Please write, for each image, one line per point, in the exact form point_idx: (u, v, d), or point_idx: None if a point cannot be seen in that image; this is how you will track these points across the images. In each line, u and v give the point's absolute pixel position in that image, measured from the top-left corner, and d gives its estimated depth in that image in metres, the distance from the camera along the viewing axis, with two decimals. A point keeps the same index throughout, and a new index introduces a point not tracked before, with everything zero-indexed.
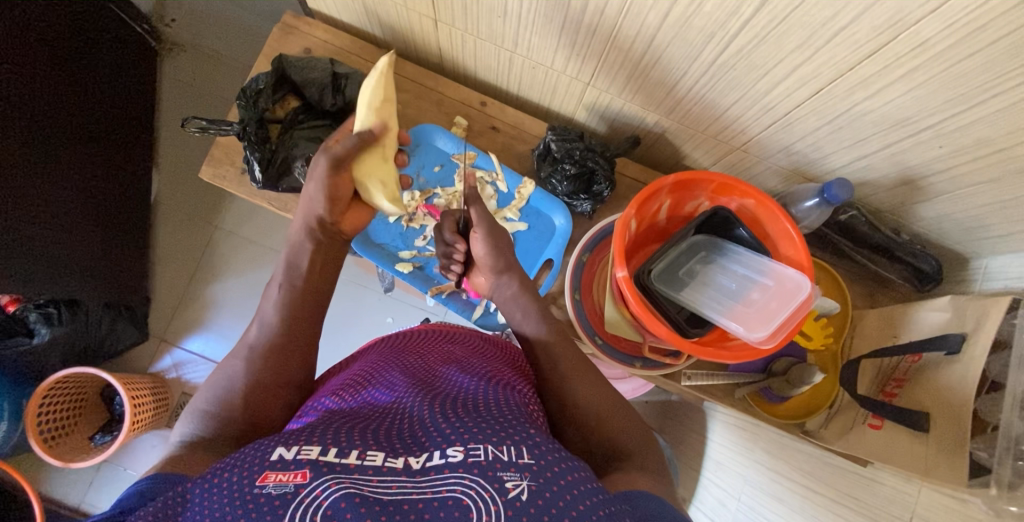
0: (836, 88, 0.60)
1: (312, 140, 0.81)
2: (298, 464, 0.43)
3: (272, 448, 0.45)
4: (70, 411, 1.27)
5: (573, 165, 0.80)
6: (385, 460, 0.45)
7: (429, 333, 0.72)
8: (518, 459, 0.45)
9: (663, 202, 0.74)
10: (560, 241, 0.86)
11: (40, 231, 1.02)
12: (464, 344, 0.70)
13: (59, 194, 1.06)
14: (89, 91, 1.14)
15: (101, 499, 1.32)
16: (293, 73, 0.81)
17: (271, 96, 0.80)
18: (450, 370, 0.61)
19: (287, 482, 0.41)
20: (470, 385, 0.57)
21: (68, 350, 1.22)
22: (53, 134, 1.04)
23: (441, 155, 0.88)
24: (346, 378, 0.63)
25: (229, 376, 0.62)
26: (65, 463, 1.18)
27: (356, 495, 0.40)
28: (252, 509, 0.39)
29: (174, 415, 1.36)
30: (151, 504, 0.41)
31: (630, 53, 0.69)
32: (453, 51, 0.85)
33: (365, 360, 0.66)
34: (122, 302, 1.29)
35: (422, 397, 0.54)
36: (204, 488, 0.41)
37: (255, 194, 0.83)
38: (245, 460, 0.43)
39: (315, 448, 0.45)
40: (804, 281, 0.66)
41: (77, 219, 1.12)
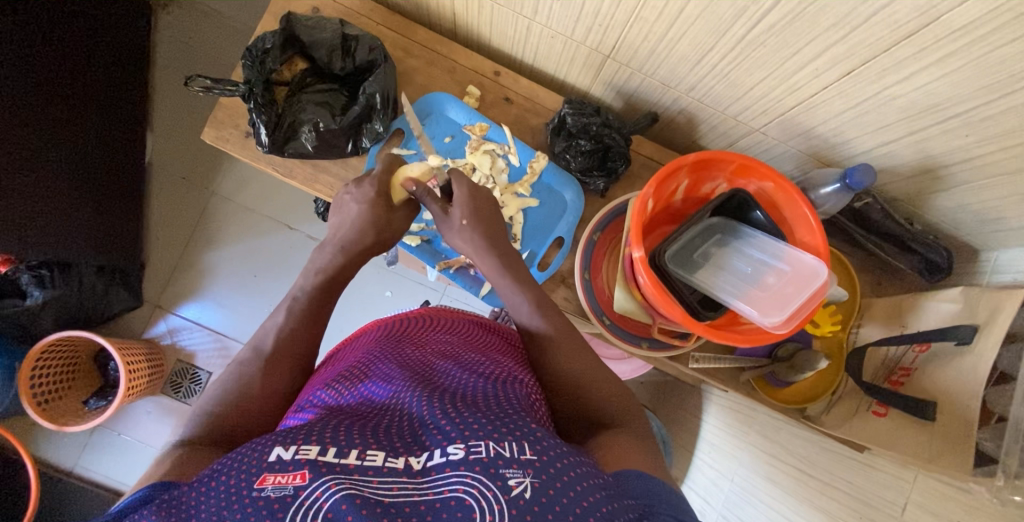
0: (869, 70, 0.59)
1: (321, 105, 0.78)
2: (297, 464, 0.41)
3: (269, 447, 0.43)
4: (63, 376, 1.25)
5: (589, 141, 0.80)
6: (385, 460, 0.43)
7: (428, 320, 0.71)
8: (520, 455, 0.44)
9: (681, 182, 0.73)
10: (571, 218, 0.83)
11: (29, 189, 0.98)
12: (463, 334, 0.69)
13: (49, 152, 1.02)
14: (84, 45, 1.10)
15: (93, 463, 1.31)
16: (301, 32, 0.78)
17: (278, 57, 0.77)
18: (447, 363, 0.59)
19: (286, 485, 0.40)
20: (470, 379, 0.56)
21: (62, 313, 1.20)
22: (46, 89, 1.01)
23: (452, 125, 0.84)
24: (341, 369, 0.61)
25: (228, 375, 0.61)
26: (59, 427, 1.17)
27: (358, 498, 0.40)
28: (250, 513, 0.38)
29: (168, 381, 1.35)
30: (148, 506, 0.40)
31: (656, 24, 0.66)
32: (468, 17, 0.82)
33: (359, 350, 0.65)
34: (117, 266, 1.26)
35: (420, 390, 0.52)
36: (202, 490, 0.40)
37: (259, 159, 0.81)
38: (241, 461, 0.42)
39: (313, 447, 0.43)
40: (821, 267, 0.65)
41: (71, 178, 1.09)
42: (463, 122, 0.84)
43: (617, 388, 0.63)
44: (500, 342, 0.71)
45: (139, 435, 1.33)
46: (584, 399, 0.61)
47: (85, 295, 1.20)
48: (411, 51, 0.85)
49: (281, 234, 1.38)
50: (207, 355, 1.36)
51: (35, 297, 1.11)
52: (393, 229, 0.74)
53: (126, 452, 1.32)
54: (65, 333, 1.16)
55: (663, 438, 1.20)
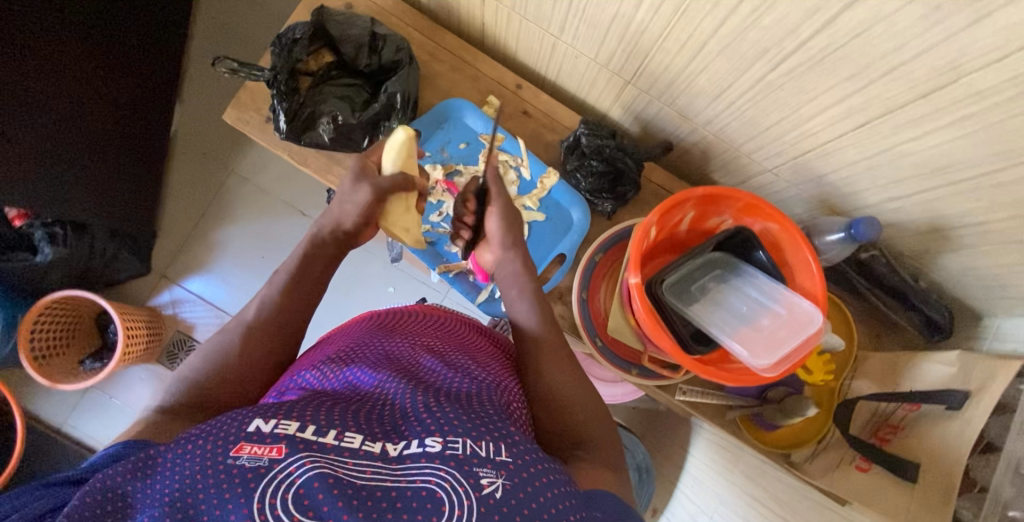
0: (883, 124, 0.59)
1: (342, 99, 0.80)
2: (275, 438, 0.42)
3: (250, 419, 0.44)
4: (64, 336, 1.28)
5: (601, 163, 0.80)
6: (362, 444, 0.44)
7: (420, 315, 0.72)
8: (495, 456, 0.44)
9: (687, 214, 0.73)
10: (575, 236, 0.84)
11: (53, 146, 1.01)
12: (454, 333, 0.69)
13: (79, 113, 1.05)
14: (125, 15, 1.13)
15: (81, 424, 1.33)
16: (331, 26, 0.79)
17: (306, 47, 0.78)
18: (434, 357, 0.60)
19: (261, 456, 0.40)
20: (453, 376, 0.56)
21: (70, 272, 1.22)
22: (85, 56, 1.04)
23: (468, 132, 0.86)
24: (328, 354, 0.61)
25: (215, 346, 0.61)
26: (53, 384, 1.19)
27: (331, 477, 0.40)
28: (222, 480, 0.39)
29: (165, 351, 1.37)
30: (120, 464, 0.41)
31: (678, 55, 0.67)
32: (496, 29, 0.84)
33: (348, 336, 0.65)
34: (128, 232, 1.28)
35: (404, 381, 0.53)
36: (178, 453, 0.41)
37: (275, 143, 0.82)
38: (220, 429, 0.43)
39: (293, 423, 0.44)
40: (817, 314, 0.65)
41: (96, 141, 1.11)
42: (480, 131, 0.85)
43: (594, 412, 0.62)
44: (489, 346, 0.71)
45: (131, 401, 1.34)
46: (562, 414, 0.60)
47: (94, 258, 1.22)
48: (436, 56, 0.86)
49: (293, 219, 1.40)
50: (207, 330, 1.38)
51: (44, 253, 1.12)
52: (397, 228, 0.74)
53: (115, 416, 1.34)
54: (66, 291, 1.19)
55: (646, 466, 1.19)
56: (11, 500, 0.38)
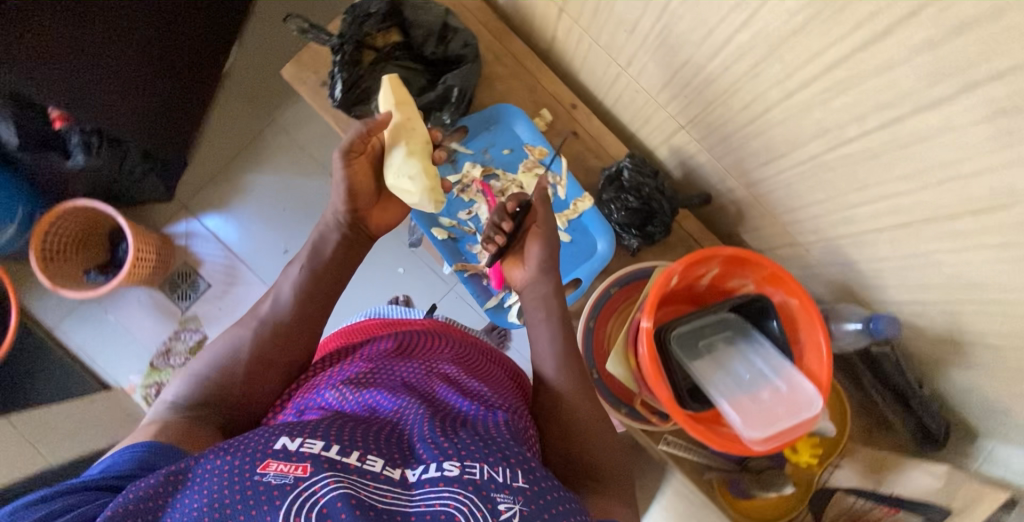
0: (926, 229, 0.59)
1: (400, 80, 0.81)
2: (300, 457, 0.46)
3: (278, 438, 0.49)
4: (76, 243, 1.29)
5: (637, 200, 0.80)
6: (383, 468, 0.48)
7: (441, 333, 0.76)
8: (512, 481, 0.48)
9: (711, 269, 0.72)
10: (595, 264, 0.84)
11: (109, 59, 1.02)
12: (471, 356, 0.73)
13: (142, 33, 1.06)
14: None
15: (74, 331, 1.36)
16: (407, 8, 0.79)
17: (378, 23, 0.79)
18: (452, 384, 0.64)
19: (287, 474, 0.45)
20: (470, 404, 0.60)
21: (95, 182, 1.24)
22: None
23: (514, 140, 0.86)
24: (349, 368, 0.65)
25: (234, 343, 0.66)
26: (53, 287, 1.20)
27: (354, 498, 0.44)
28: (252, 495, 0.43)
29: (168, 279, 1.39)
30: (154, 476, 0.46)
31: (738, 114, 0.67)
32: (565, 45, 0.84)
33: (370, 347, 0.69)
34: (161, 157, 1.29)
35: (423, 409, 0.57)
36: (206, 468, 0.45)
37: (325, 108, 0.83)
38: (249, 447, 0.47)
39: (318, 443, 0.48)
40: (817, 399, 0.65)
41: (152, 63, 1.12)
42: (526, 141, 0.85)
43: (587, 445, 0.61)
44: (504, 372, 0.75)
45: (123, 319, 1.38)
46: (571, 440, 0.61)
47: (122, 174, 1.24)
48: (500, 58, 0.86)
49: (321, 181, 1.41)
50: (213, 268, 1.40)
51: (77, 159, 1.14)
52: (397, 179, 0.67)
53: (106, 330, 1.37)
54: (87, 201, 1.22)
55: None
56: (62, 499, 0.44)
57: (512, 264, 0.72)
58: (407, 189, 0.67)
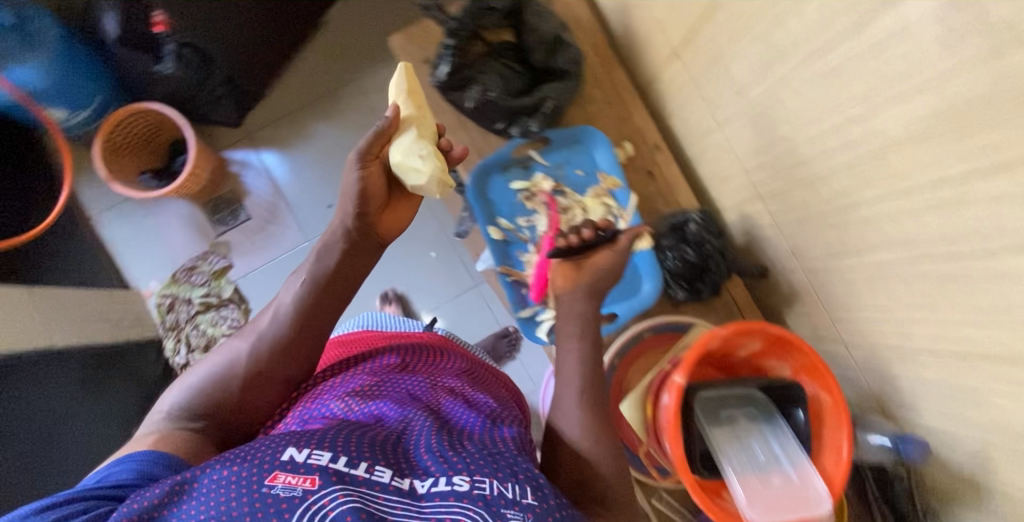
0: (977, 366, 0.57)
1: (501, 78, 0.81)
2: (307, 469, 0.47)
3: (284, 447, 0.50)
4: (139, 143, 1.35)
5: (695, 255, 0.80)
6: (391, 479, 0.50)
7: (441, 351, 0.80)
8: (521, 498, 0.49)
9: (752, 344, 0.72)
10: (634, 305, 0.83)
11: None
12: (473, 376, 0.77)
13: None
14: None
15: (112, 225, 1.42)
16: (528, 14, 0.80)
17: (496, 19, 0.80)
18: (451, 402, 0.66)
19: (296, 486, 0.46)
20: (469, 421, 0.62)
21: (174, 94, 1.29)
22: None
23: (590, 164, 0.86)
24: (353, 379, 0.67)
25: (226, 354, 0.65)
26: (107, 177, 1.25)
27: (362, 511, 0.45)
28: (260, 508, 0.44)
29: (212, 202, 1.43)
30: (158, 488, 0.47)
31: (821, 200, 0.67)
32: (666, 87, 0.85)
33: (375, 361, 0.72)
34: (240, 85, 1.32)
35: (426, 427, 0.58)
36: (210, 482, 0.47)
37: (422, 83, 0.85)
38: (254, 460, 0.48)
39: (325, 453, 0.49)
40: (827, 500, 0.64)
41: None
42: (602, 168, 0.85)
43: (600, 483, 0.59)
44: (501, 390, 0.79)
45: (160, 227, 1.43)
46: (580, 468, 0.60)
47: (203, 92, 1.28)
48: (599, 81, 0.87)
49: None
50: (254, 201, 1.44)
51: (165, 66, 1.19)
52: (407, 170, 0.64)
53: (141, 233, 1.43)
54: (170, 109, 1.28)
55: None
56: (66, 504, 0.46)
57: (562, 280, 0.71)
58: (420, 170, 0.64)
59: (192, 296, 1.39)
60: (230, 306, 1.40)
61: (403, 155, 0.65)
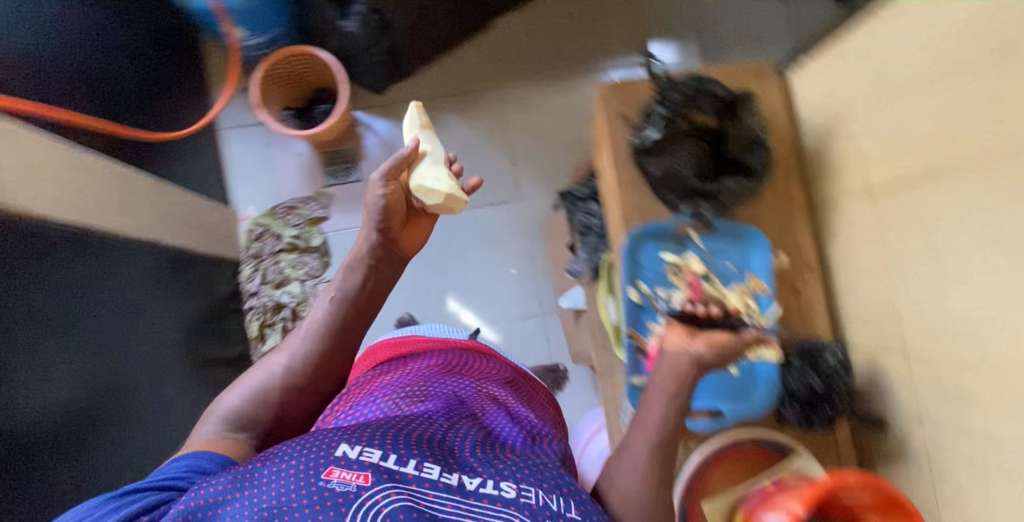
0: None
1: (691, 160, 0.86)
2: (359, 468, 0.67)
3: (337, 448, 0.70)
4: (296, 80, 1.51)
5: (822, 385, 0.85)
6: (440, 477, 0.69)
7: (476, 362, 1.04)
8: (562, 509, 0.67)
9: (858, 498, 0.71)
10: (740, 408, 0.87)
11: None
12: (517, 387, 1.03)
13: None
14: None
15: (234, 141, 1.61)
16: (741, 114, 0.85)
17: (711, 105, 0.86)
18: (493, 408, 0.91)
19: (350, 484, 0.65)
20: (507, 426, 0.88)
21: (340, 45, 1.44)
22: None
23: (744, 261, 0.87)
24: (406, 381, 0.93)
25: (267, 370, 0.88)
26: (258, 103, 1.40)
27: (410, 509, 0.64)
28: (322, 500, 0.63)
29: (331, 153, 1.62)
30: (225, 477, 0.67)
31: (975, 383, 0.68)
32: (842, 217, 0.86)
33: (424, 370, 0.96)
34: (398, 57, 1.52)
35: (461, 434, 0.80)
36: (272, 474, 0.66)
37: (613, 133, 0.88)
38: (312, 456, 0.68)
39: (377, 454, 0.69)
40: None
41: None
42: (753, 270, 0.87)
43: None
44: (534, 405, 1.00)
45: (277, 158, 1.61)
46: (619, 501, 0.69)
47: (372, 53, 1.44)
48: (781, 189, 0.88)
49: None
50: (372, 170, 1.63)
51: (349, 24, 1.35)
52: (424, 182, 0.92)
53: (259, 157, 1.62)
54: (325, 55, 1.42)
55: None
56: (133, 500, 0.67)
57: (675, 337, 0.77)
58: (438, 185, 0.92)
59: (286, 236, 1.58)
60: (314, 255, 1.58)
61: (424, 175, 0.93)
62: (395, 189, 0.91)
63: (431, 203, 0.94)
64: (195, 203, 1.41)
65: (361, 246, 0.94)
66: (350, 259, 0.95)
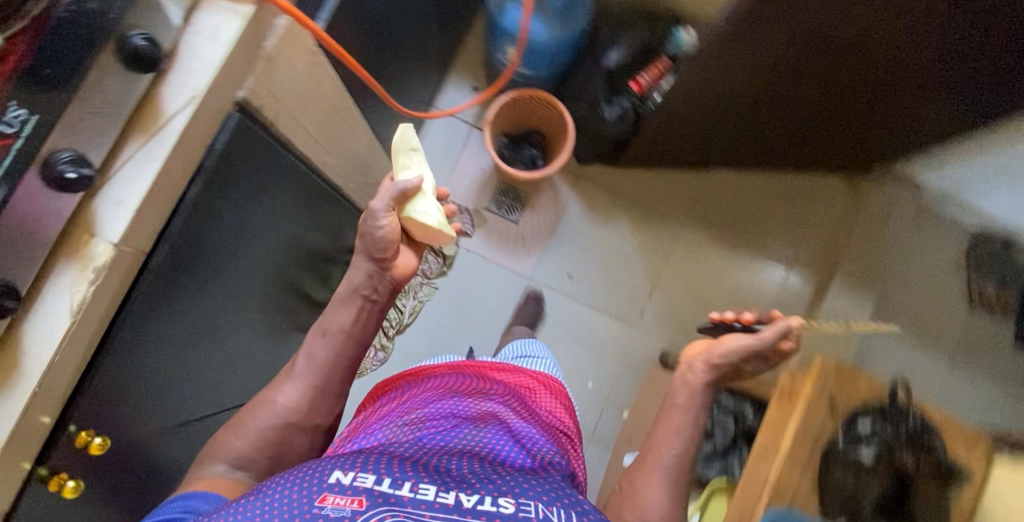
0: None
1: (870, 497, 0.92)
2: (353, 492, 0.65)
3: (329, 473, 0.67)
4: (520, 115, 1.55)
5: None
6: (435, 496, 0.66)
7: (487, 378, 1.06)
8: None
9: None
10: None
11: (719, 85, 1.11)
12: (536, 408, 1.04)
13: (747, 92, 1.13)
14: (826, 109, 1.22)
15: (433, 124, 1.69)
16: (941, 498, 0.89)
17: (929, 470, 0.91)
18: (497, 431, 0.89)
19: (344, 507, 0.63)
20: (512, 447, 0.88)
21: (583, 116, 1.48)
22: (806, 92, 1.12)
23: None
24: (410, 408, 0.93)
25: (254, 417, 0.86)
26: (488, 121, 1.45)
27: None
28: None
29: (508, 187, 1.69)
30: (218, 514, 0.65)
31: None
32: None
33: (427, 396, 0.96)
34: (618, 143, 1.51)
35: (455, 457, 0.79)
36: (263, 501, 0.65)
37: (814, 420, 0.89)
38: (305, 485, 0.66)
39: (368, 478, 0.67)
40: None
41: (720, 102, 1.20)
42: None
43: None
44: (531, 417, 0.99)
45: (461, 159, 1.70)
46: (635, 511, 0.87)
47: (602, 140, 1.50)
48: None
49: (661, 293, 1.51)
50: (536, 220, 1.70)
51: (609, 111, 1.41)
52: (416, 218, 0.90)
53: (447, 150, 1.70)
54: (572, 122, 1.48)
55: None
56: None
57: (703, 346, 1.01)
58: (435, 221, 0.91)
59: None
60: (438, 259, 1.66)
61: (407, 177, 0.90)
62: (396, 220, 0.89)
63: (416, 230, 0.93)
64: (382, 171, 1.46)
65: (353, 274, 0.92)
66: (339, 288, 0.93)
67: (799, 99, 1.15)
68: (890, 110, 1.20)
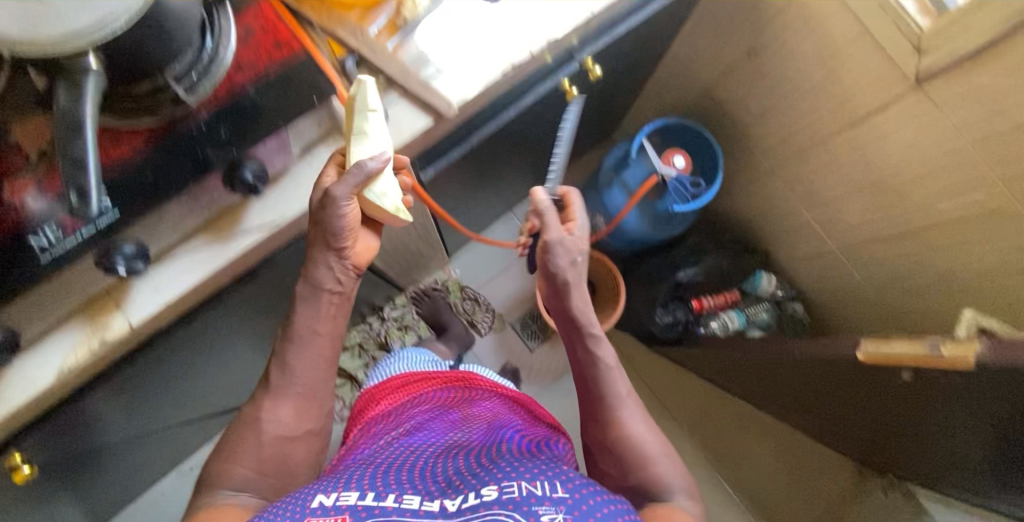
0: None
1: None
2: (335, 510, 0.54)
3: (315, 496, 0.57)
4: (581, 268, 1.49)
5: None
6: (420, 503, 0.56)
7: (472, 382, 0.96)
8: (552, 493, 0.56)
9: None
10: None
11: (796, 374, 1.05)
12: (525, 401, 0.92)
13: (812, 392, 1.08)
14: (866, 439, 1.17)
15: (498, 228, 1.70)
16: None
17: None
18: (484, 427, 0.79)
19: None
20: (502, 434, 0.76)
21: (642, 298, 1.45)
22: (859, 420, 1.07)
23: None
24: (387, 427, 0.83)
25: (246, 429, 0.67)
26: None
27: None
28: None
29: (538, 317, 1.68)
30: None
31: None
32: None
33: (409, 413, 0.87)
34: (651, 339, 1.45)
35: (439, 459, 0.69)
36: None
37: None
38: (288, 511, 0.55)
39: (350, 495, 0.57)
40: None
41: (780, 380, 1.15)
42: None
43: None
44: (523, 420, 0.85)
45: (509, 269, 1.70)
46: (638, 472, 0.67)
47: (638, 331, 1.45)
48: None
49: None
50: (548, 358, 1.68)
51: (661, 314, 1.34)
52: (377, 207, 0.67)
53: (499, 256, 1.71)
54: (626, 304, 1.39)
55: None
56: None
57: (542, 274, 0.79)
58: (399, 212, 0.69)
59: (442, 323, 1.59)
60: None
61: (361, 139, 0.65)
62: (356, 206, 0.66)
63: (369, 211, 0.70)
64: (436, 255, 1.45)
65: (318, 265, 0.69)
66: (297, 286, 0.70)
67: (852, 420, 1.10)
68: (910, 466, 1.16)
